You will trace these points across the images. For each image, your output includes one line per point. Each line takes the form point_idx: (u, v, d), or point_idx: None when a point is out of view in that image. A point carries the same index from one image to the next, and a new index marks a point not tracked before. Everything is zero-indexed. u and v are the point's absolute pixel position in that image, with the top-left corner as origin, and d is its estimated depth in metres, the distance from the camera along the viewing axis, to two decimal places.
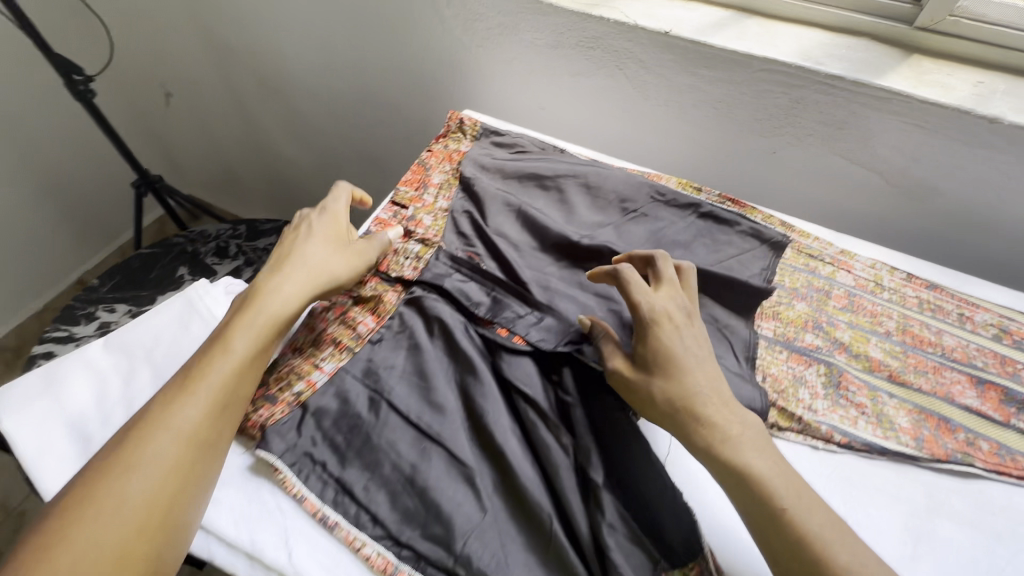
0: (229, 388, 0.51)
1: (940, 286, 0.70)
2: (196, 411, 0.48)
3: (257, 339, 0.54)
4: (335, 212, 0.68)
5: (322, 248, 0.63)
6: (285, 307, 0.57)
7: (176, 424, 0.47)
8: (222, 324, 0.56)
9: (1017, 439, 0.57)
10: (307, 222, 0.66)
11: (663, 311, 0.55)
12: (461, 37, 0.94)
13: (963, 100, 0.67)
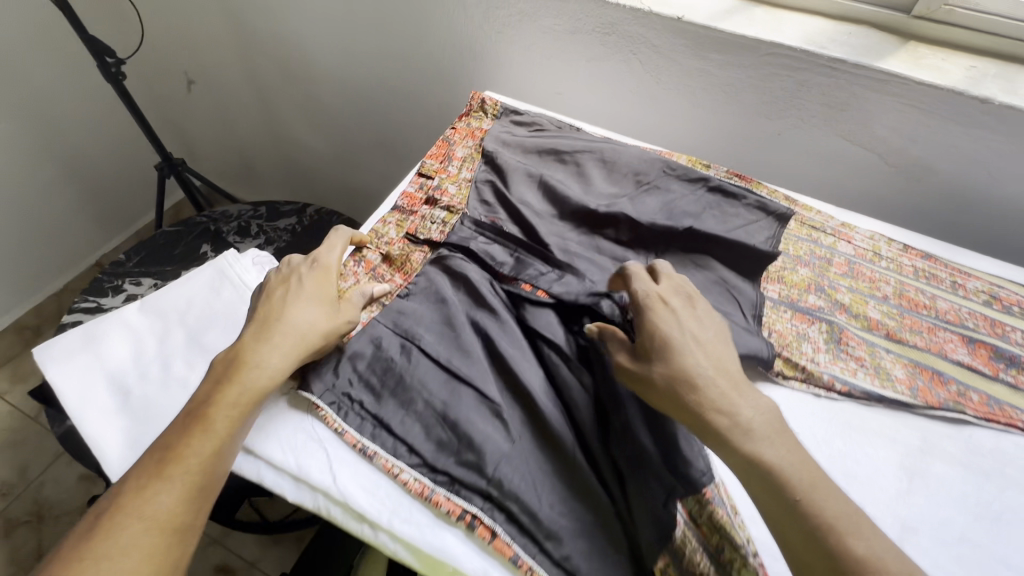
0: (206, 469, 0.48)
1: (935, 257, 0.74)
2: (170, 493, 0.45)
3: (234, 416, 0.51)
4: (328, 267, 0.64)
5: (311, 308, 0.59)
6: (269, 377, 0.53)
7: (149, 511, 0.44)
8: (197, 395, 0.52)
9: (1005, 391, 0.62)
10: (296, 277, 0.62)
11: (659, 296, 0.56)
12: (482, 23, 0.98)
13: (956, 82, 0.72)
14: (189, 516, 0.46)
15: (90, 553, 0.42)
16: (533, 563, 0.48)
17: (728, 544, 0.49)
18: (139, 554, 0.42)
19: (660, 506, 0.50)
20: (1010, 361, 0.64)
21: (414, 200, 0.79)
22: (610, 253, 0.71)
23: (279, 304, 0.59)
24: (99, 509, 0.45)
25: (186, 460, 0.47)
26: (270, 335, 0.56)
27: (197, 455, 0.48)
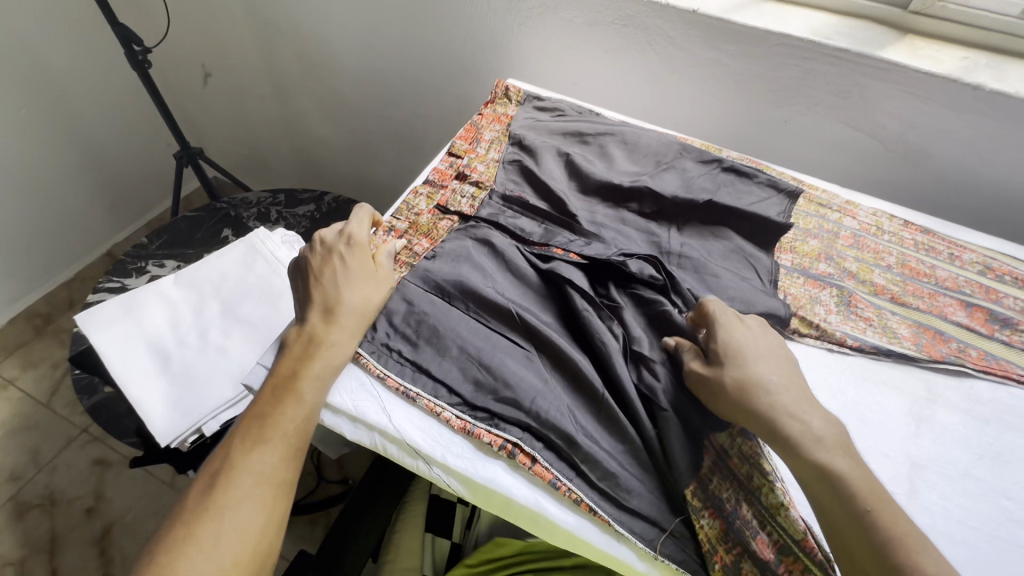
0: (299, 434, 0.53)
1: (933, 231, 0.80)
2: (272, 455, 0.51)
3: (317, 385, 0.55)
4: (364, 245, 0.65)
5: (364, 287, 0.61)
6: (344, 354, 0.57)
7: (256, 470, 0.50)
8: (279, 367, 0.56)
9: (1001, 348, 0.67)
10: (338, 259, 0.63)
11: (739, 319, 0.59)
12: (504, 16, 1.02)
13: (950, 71, 0.78)
14: (289, 473, 0.51)
15: (212, 504, 0.48)
16: (571, 485, 0.52)
17: (756, 472, 0.53)
18: (251, 507, 0.48)
19: (687, 436, 0.55)
20: (1005, 323, 0.70)
21: (445, 176, 0.81)
22: (635, 225, 0.75)
23: (331, 286, 0.61)
24: (214, 467, 0.51)
25: (282, 426, 0.52)
26: (332, 315, 0.59)
27: (292, 423, 0.53)
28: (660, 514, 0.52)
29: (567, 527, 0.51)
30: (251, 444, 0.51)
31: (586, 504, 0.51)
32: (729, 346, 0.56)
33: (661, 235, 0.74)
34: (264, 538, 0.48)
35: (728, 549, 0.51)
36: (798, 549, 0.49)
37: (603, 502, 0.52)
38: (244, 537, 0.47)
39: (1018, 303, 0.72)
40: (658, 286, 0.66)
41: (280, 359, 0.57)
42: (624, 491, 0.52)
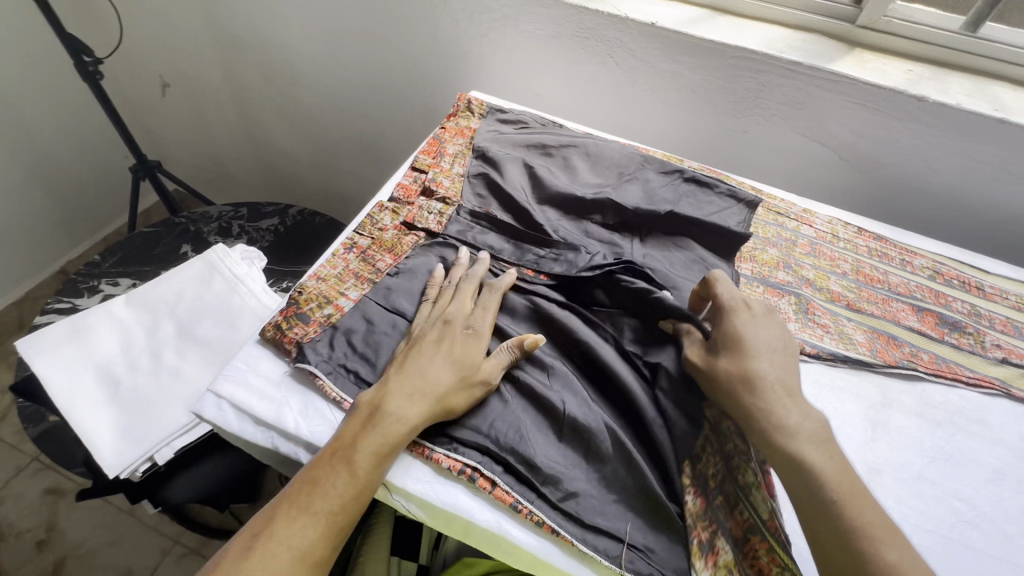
0: (345, 512, 0.48)
1: (885, 238, 0.83)
2: (309, 530, 0.47)
3: (376, 466, 0.50)
4: (477, 333, 0.59)
5: (452, 377, 0.54)
6: (407, 431, 0.51)
7: (291, 545, 0.46)
8: (344, 426, 0.52)
9: (950, 351, 0.69)
10: (441, 330, 0.58)
11: (747, 303, 0.60)
12: (467, 28, 1.02)
13: (896, 82, 0.81)
14: (325, 551, 0.47)
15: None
16: (532, 507, 0.51)
17: (736, 451, 0.53)
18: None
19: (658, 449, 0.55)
20: (954, 326, 0.72)
21: (410, 191, 0.78)
22: (598, 236, 0.75)
23: (418, 357, 0.56)
24: (251, 528, 0.48)
25: (325, 497, 0.48)
26: (406, 390, 0.53)
27: (338, 497, 0.48)
28: (619, 525, 0.51)
29: (529, 549, 0.50)
30: (292, 512, 0.48)
31: (547, 525, 0.50)
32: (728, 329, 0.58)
33: (625, 247, 0.74)
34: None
35: (705, 523, 0.52)
36: (766, 530, 0.49)
37: (566, 522, 0.51)
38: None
39: (965, 306, 0.75)
40: (640, 271, 0.66)
41: (346, 420, 0.53)
42: (586, 509, 0.51)
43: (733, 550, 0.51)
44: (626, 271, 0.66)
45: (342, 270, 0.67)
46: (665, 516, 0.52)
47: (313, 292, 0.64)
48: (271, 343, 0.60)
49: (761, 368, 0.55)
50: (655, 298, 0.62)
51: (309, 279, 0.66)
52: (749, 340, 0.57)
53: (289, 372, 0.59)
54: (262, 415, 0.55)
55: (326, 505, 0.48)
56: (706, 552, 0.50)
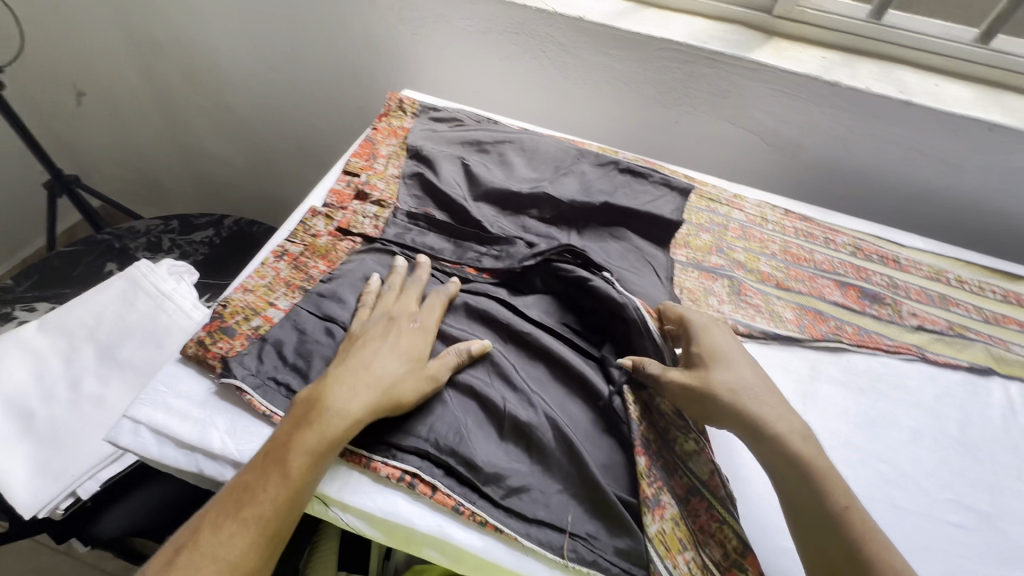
0: (279, 519, 0.46)
1: (810, 218, 0.86)
2: (239, 540, 0.44)
3: (312, 468, 0.48)
4: (422, 331, 0.58)
5: (393, 374, 0.53)
6: (345, 425, 0.49)
7: (220, 558, 0.43)
8: (278, 429, 0.50)
9: (871, 322, 0.73)
10: (383, 330, 0.57)
11: (714, 323, 0.60)
12: (397, 26, 1.00)
13: (811, 69, 0.85)
14: (257, 561, 0.44)
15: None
16: (475, 508, 0.50)
17: (674, 426, 0.56)
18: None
19: (600, 431, 0.57)
20: (874, 298, 0.76)
21: (343, 197, 0.75)
22: (536, 231, 0.75)
23: (358, 356, 0.54)
24: (177, 541, 0.45)
25: (256, 504, 0.45)
26: (346, 383, 0.51)
27: (270, 503, 0.46)
28: (563, 515, 0.51)
29: (473, 550, 0.50)
30: (221, 520, 0.45)
31: (490, 524, 0.50)
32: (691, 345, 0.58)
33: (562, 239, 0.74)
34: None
35: (652, 480, 0.52)
36: (705, 489, 0.53)
37: (509, 519, 0.50)
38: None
39: (884, 279, 0.79)
40: (580, 255, 0.66)
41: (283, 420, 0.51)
42: (530, 503, 0.51)
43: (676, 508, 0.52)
44: (565, 253, 0.66)
45: (271, 280, 0.65)
46: (612, 507, 0.51)
47: (239, 304, 0.61)
48: (194, 360, 0.57)
49: (722, 377, 0.54)
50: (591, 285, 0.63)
51: (235, 291, 0.63)
52: (713, 349, 0.57)
53: (213, 390, 0.56)
54: (185, 437, 0.52)
55: (257, 510, 0.45)
56: (655, 509, 0.51)
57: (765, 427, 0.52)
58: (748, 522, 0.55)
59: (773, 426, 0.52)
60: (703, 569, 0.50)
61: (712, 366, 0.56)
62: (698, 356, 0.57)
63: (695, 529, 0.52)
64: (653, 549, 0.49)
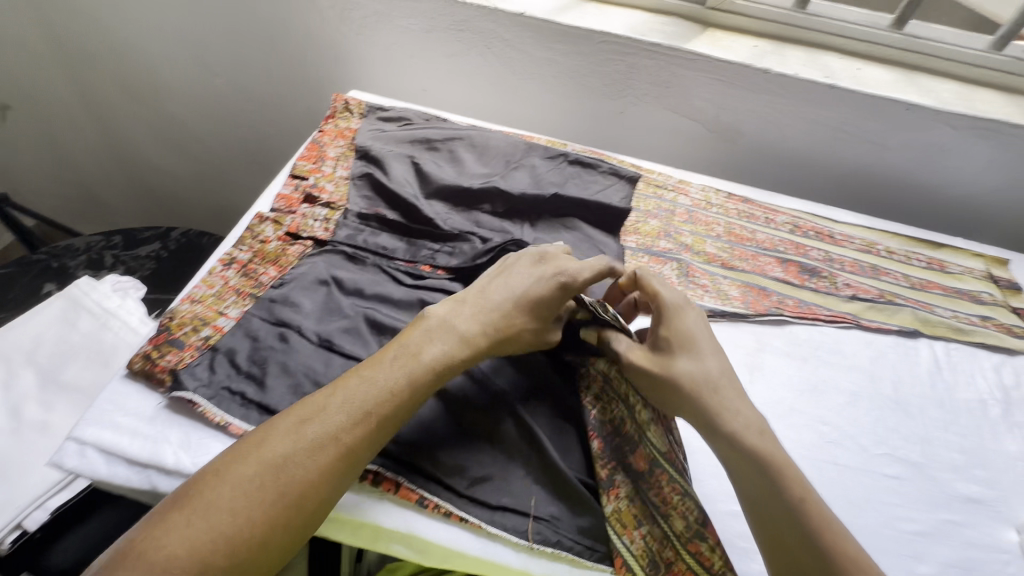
0: (392, 420, 0.48)
1: (750, 200, 0.91)
2: (358, 430, 0.46)
3: (433, 382, 0.51)
4: (567, 283, 0.57)
5: (526, 317, 0.56)
6: (467, 353, 0.53)
7: (334, 434, 0.46)
8: (409, 338, 0.53)
9: (811, 294, 0.77)
10: (529, 272, 0.58)
11: (686, 304, 0.59)
12: (340, 26, 0.99)
13: (744, 58, 0.89)
14: (365, 454, 0.47)
15: (286, 459, 0.44)
16: (438, 500, 0.51)
17: (631, 390, 0.56)
18: (315, 478, 0.44)
19: (561, 414, 0.58)
20: (812, 272, 0.80)
21: (291, 201, 0.74)
22: (490, 225, 0.76)
23: (498, 289, 0.57)
24: (296, 415, 0.47)
25: (379, 401, 0.48)
26: (481, 309, 0.55)
27: (390, 405, 0.48)
28: (527, 501, 0.52)
29: (439, 542, 0.50)
30: (343, 403, 0.47)
31: (455, 514, 0.51)
32: (658, 327, 0.57)
33: (516, 233, 0.76)
34: (311, 517, 0.44)
35: (605, 462, 0.55)
36: (665, 461, 0.53)
37: (474, 508, 0.51)
38: (291, 503, 0.43)
39: (821, 253, 0.84)
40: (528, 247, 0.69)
41: (415, 328, 0.54)
42: (493, 493, 0.52)
43: (631, 483, 0.54)
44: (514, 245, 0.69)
45: (220, 288, 0.63)
46: (573, 488, 0.53)
47: (187, 315, 0.59)
48: (142, 375, 0.55)
49: (685, 364, 0.54)
50: None
51: (182, 302, 0.61)
52: (680, 335, 0.56)
53: (164, 404, 0.55)
54: (136, 454, 0.51)
55: (376, 402, 0.48)
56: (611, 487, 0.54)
57: (713, 411, 0.52)
58: (705, 491, 0.57)
59: (720, 404, 0.52)
60: (663, 541, 0.51)
61: (676, 352, 0.55)
62: (665, 340, 0.56)
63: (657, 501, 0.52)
64: (610, 527, 0.51)
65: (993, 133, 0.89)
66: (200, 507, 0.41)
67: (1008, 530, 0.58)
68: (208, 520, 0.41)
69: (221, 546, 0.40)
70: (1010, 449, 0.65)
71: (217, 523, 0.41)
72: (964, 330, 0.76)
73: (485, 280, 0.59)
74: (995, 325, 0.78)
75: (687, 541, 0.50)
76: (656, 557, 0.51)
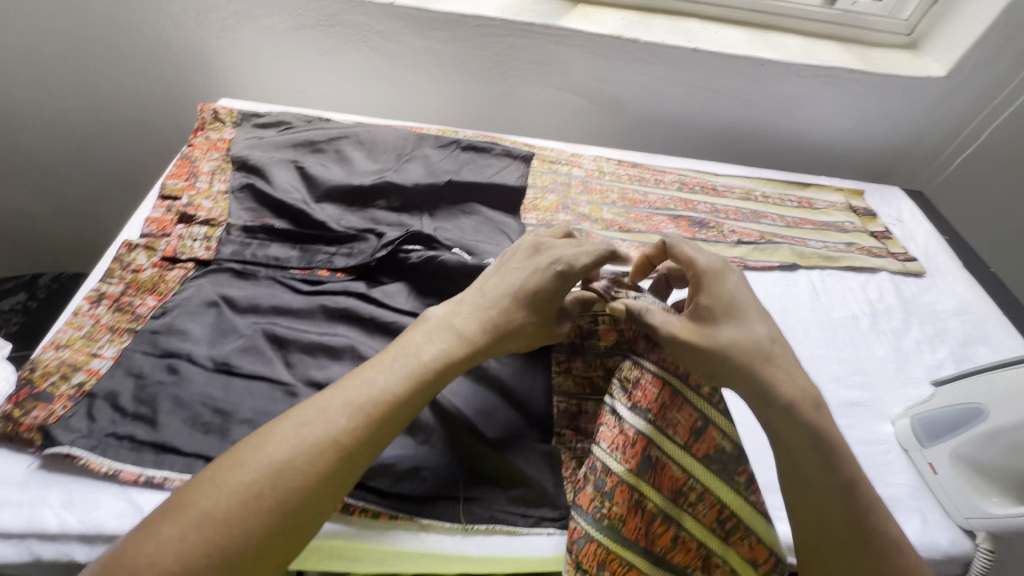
0: (396, 419, 0.46)
1: (639, 164, 0.95)
2: (358, 433, 0.44)
3: (437, 380, 0.49)
4: (565, 270, 0.53)
5: (522, 310, 0.52)
6: (471, 348, 0.50)
7: (336, 434, 0.43)
8: (409, 338, 0.50)
9: (702, 245, 0.83)
10: (526, 263, 0.56)
11: (725, 267, 0.54)
12: (198, 33, 0.92)
13: (614, 30, 0.93)
14: (370, 452, 0.44)
15: (285, 464, 0.41)
16: (363, 504, 0.50)
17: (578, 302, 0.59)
18: (315, 483, 0.42)
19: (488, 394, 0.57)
20: (701, 224, 0.86)
21: (164, 224, 0.69)
22: (388, 221, 0.74)
23: (493, 286, 0.55)
24: (297, 417, 0.44)
25: (380, 401, 0.45)
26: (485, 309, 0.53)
27: (392, 404, 0.46)
28: (456, 486, 0.52)
29: (371, 544, 0.50)
30: (346, 402, 0.45)
31: (383, 513, 0.50)
32: (698, 295, 0.53)
33: (416, 225, 0.74)
34: (304, 527, 0.41)
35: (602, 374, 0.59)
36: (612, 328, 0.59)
37: (401, 503, 0.51)
38: (289, 509, 0.40)
39: (707, 207, 0.90)
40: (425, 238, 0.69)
41: (416, 326, 0.52)
42: (421, 484, 0.51)
43: (598, 399, 0.59)
44: (411, 238, 0.69)
45: (90, 328, 0.58)
46: (503, 467, 0.53)
47: (53, 363, 0.54)
48: (4, 438, 0.50)
49: (730, 334, 0.50)
50: (438, 267, 0.66)
51: (45, 350, 0.55)
52: (724, 302, 0.52)
53: (37, 465, 0.49)
54: (8, 525, 0.46)
55: (379, 398, 0.45)
56: (579, 433, 0.57)
57: (772, 381, 0.49)
58: None
59: (776, 374, 0.50)
60: (630, 367, 0.53)
61: (719, 320, 0.51)
62: (708, 308, 0.52)
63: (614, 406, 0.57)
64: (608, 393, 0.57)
65: (837, 80, 0.99)
66: (194, 522, 0.38)
67: (886, 424, 0.66)
68: (199, 535, 0.38)
69: (215, 559, 0.37)
70: (880, 353, 0.74)
71: (210, 534, 0.38)
72: (834, 257, 0.85)
73: (486, 279, 0.57)
74: (858, 249, 0.88)
75: (649, 352, 0.53)
76: (624, 380, 0.53)
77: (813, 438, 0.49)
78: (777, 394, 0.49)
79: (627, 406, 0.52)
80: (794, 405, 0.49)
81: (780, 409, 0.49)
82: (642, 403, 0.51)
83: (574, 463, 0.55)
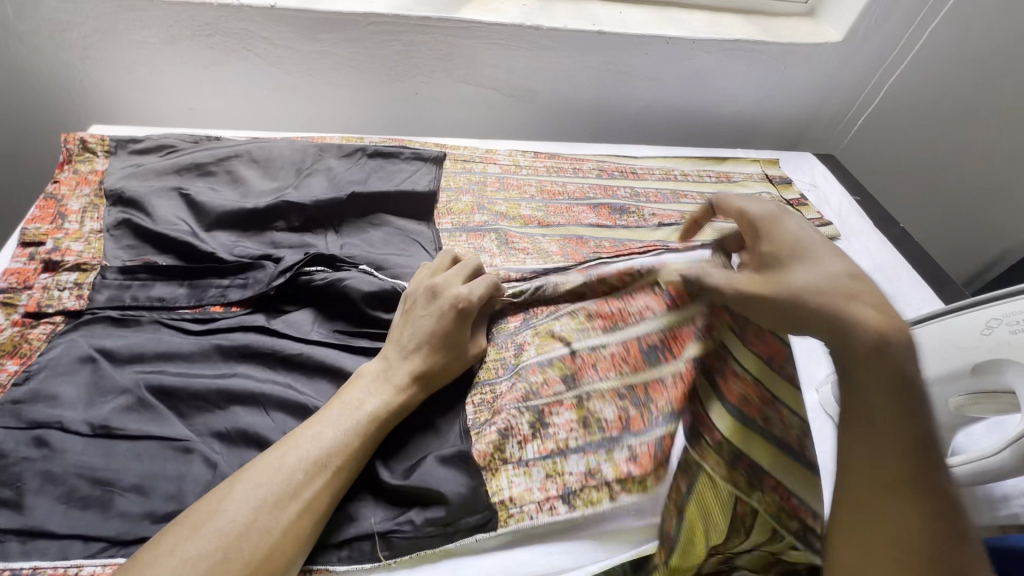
0: (353, 467, 0.46)
1: (557, 154, 0.93)
2: (317, 487, 0.44)
3: (381, 432, 0.49)
4: (465, 309, 0.55)
5: (441, 352, 0.53)
6: (405, 394, 0.51)
7: (299, 492, 0.43)
8: (345, 394, 0.50)
9: (624, 232, 0.81)
10: (429, 309, 0.55)
11: (783, 210, 0.50)
12: (58, 54, 0.83)
13: (516, 18, 0.89)
14: (331, 503, 0.45)
15: (247, 526, 0.40)
16: None
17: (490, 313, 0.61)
18: (280, 541, 0.41)
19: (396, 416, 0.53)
20: (622, 211, 0.85)
21: (26, 274, 0.62)
22: (289, 243, 0.69)
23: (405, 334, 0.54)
24: (251, 477, 0.43)
25: (335, 452, 0.46)
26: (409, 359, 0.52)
27: (349, 453, 0.46)
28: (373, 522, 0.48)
29: None
30: (303, 458, 0.44)
31: None
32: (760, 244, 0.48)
33: (319, 245, 0.70)
34: None
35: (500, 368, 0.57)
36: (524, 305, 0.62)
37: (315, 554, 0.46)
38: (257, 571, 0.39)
39: (627, 191, 0.89)
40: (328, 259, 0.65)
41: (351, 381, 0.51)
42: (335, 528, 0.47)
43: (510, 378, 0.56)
44: (312, 261, 0.65)
45: None
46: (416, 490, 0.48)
47: None
48: None
49: (805, 275, 0.42)
50: (342, 288, 0.62)
51: None
52: (788, 244, 0.46)
53: None
54: None
55: (337, 450, 0.46)
56: (490, 417, 0.53)
57: (858, 320, 0.38)
58: None
59: (860, 310, 0.38)
60: (574, 318, 0.60)
61: (787, 263, 0.44)
62: (773, 258, 0.46)
63: (534, 377, 0.55)
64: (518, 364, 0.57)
65: (743, 53, 0.99)
66: None
67: None
68: None
69: None
70: None
71: None
72: None
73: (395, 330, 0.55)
74: None
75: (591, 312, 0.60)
76: (580, 323, 0.59)
77: (906, 412, 0.34)
78: (858, 332, 0.37)
79: (599, 337, 0.58)
80: (880, 351, 0.36)
81: (863, 359, 0.37)
82: (604, 324, 0.59)
83: (492, 450, 0.50)
